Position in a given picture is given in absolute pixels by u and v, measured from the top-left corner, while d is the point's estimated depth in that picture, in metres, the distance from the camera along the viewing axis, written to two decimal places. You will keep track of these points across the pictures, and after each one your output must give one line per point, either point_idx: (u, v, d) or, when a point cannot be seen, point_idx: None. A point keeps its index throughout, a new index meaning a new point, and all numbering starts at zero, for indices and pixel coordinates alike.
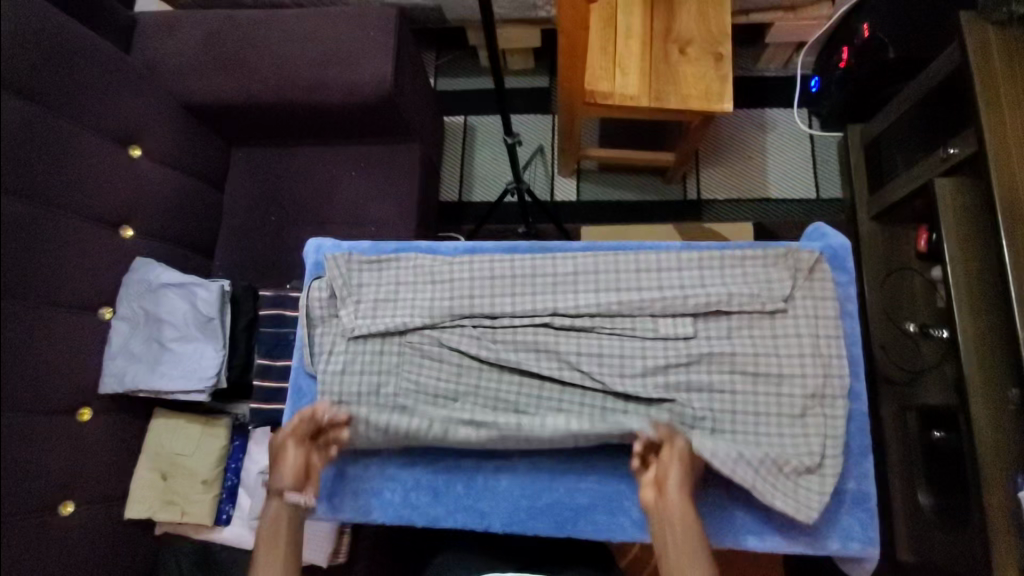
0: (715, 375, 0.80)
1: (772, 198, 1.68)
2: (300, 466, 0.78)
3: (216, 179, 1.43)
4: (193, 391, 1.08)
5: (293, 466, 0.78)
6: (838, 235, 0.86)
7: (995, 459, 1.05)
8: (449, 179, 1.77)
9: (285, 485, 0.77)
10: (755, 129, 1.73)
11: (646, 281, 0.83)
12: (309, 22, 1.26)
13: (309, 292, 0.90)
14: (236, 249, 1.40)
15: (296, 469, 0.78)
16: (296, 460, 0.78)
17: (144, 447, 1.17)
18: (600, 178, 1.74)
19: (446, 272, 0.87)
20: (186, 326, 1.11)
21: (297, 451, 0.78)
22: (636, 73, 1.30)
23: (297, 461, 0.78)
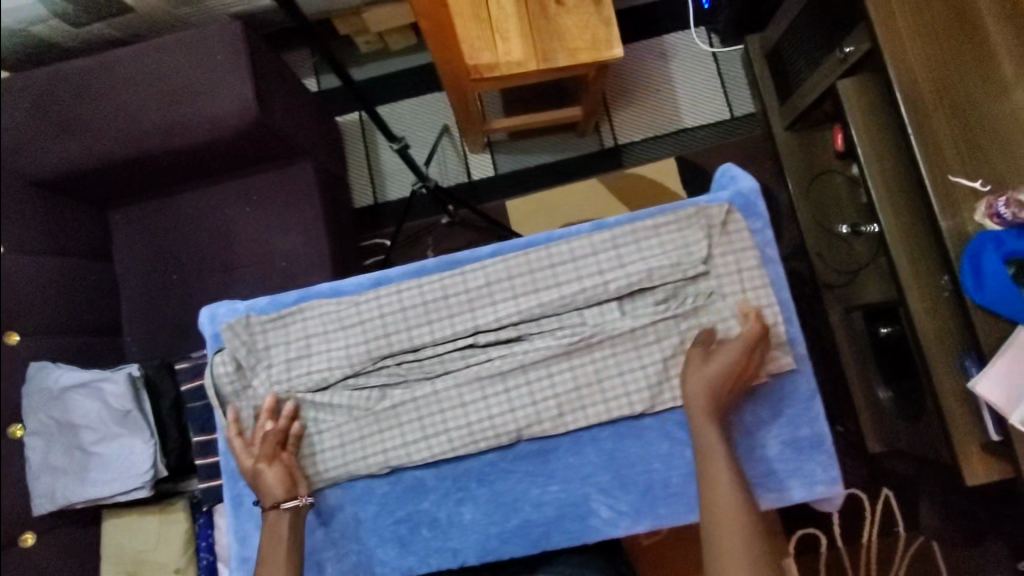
0: (653, 355, 0.79)
1: (688, 127, 1.64)
2: (277, 472, 0.77)
3: (101, 250, 1.31)
4: (134, 489, 1.02)
5: (272, 476, 0.77)
6: (747, 178, 0.86)
7: (943, 347, 1.07)
8: (357, 184, 1.67)
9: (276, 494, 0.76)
10: (656, 60, 1.66)
11: (562, 275, 0.82)
12: (148, 58, 1.13)
13: (213, 368, 0.83)
14: (144, 318, 1.30)
15: (275, 476, 0.77)
16: (272, 469, 0.77)
17: (103, 553, 1.11)
18: (513, 147, 1.66)
19: (355, 314, 0.83)
20: (105, 425, 1.03)
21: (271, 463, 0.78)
22: (518, 36, 1.21)
23: (273, 467, 0.78)
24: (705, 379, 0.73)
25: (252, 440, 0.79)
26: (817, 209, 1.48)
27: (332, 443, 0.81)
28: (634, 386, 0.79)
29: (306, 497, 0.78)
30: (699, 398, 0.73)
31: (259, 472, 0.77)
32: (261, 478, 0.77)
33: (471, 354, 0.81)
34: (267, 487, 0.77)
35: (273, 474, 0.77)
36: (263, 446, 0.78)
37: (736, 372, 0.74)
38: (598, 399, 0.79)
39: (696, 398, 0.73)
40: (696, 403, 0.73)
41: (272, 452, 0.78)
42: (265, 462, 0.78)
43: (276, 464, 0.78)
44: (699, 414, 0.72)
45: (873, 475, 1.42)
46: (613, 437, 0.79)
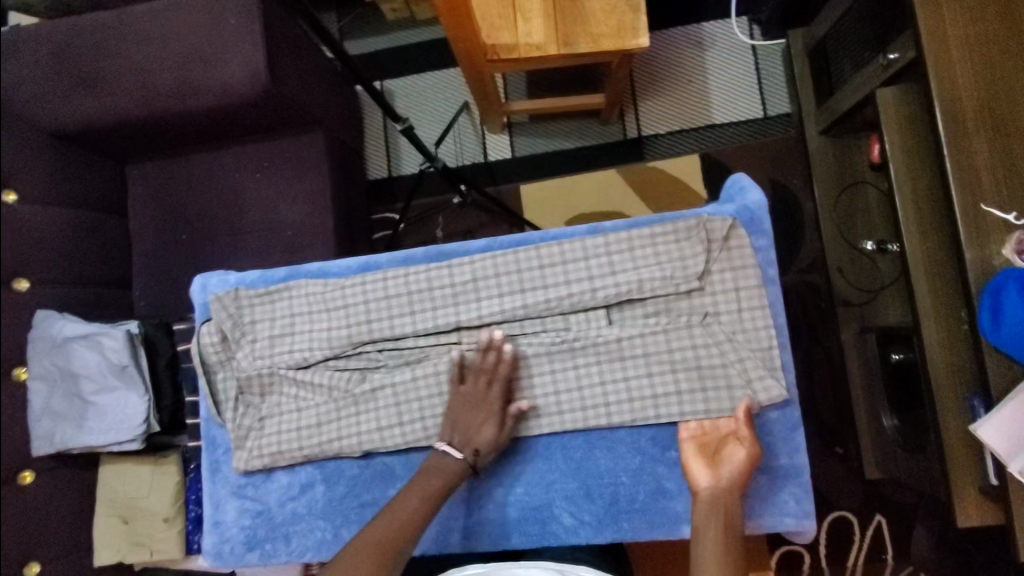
0: (634, 366, 0.79)
1: (718, 122, 1.56)
2: (487, 432, 0.76)
3: (115, 204, 1.34)
4: (125, 442, 1.06)
5: (479, 431, 0.76)
6: (756, 192, 0.82)
7: (951, 383, 1.03)
8: (374, 155, 1.65)
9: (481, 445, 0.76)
10: (691, 48, 1.57)
11: (551, 278, 0.80)
12: (165, 16, 1.13)
13: (199, 336, 0.84)
14: (151, 275, 1.33)
15: (484, 434, 0.76)
16: (490, 424, 0.76)
17: (99, 496, 1.17)
18: (534, 129, 1.62)
19: (340, 297, 0.83)
20: (103, 376, 1.06)
21: (497, 414, 0.77)
22: (540, 16, 1.16)
23: (489, 424, 0.77)
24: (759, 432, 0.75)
25: (484, 382, 0.77)
26: (843, 222, 1.41)
27: (307, 423, 0.81)
28: (612, 395, 0.79)
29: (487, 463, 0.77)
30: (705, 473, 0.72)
31: (470, 415, 0.77)
32: (457, 420, 0.77)
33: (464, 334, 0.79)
34: (463, 434, 0.76)
35: (485, 429, 0.76)
36: (489, 401, 0.77)
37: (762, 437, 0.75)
38: (575, 405, 0.79)
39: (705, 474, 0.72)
40: (708, 476, 0.71)
41: (496, 415, 0.77)
42: (482, 417, 0.76)
43: (493, 424, 0.76)
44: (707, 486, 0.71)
45: (869, 499, 1.37)
46: (583, 447, 0.79)
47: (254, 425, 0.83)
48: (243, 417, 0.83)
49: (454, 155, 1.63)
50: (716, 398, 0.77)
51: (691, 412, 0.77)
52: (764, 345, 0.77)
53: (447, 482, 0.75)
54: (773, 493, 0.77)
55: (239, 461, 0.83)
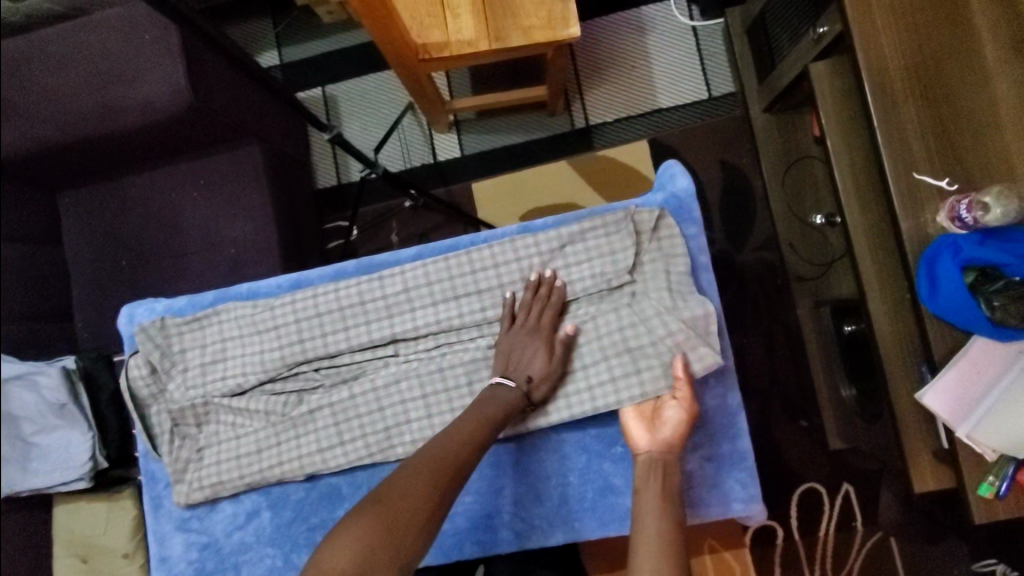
0: (572, 365, 0.78)
1: (664, 106, 1.55)
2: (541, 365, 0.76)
3: (49, 235, 1.29)
4: (71, 481, 1.02)
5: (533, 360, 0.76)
6: (683, 180, 0.82)
7: (898, 352, 1.04)
8: (322, 164, 1.62)
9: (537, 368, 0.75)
10: (632, 33, 1.56)
11: (484, 282, 0.80)
12: (79, 37, 1.08)
13: (127, 370, 0.81)
14: (94, 305, 1.29)
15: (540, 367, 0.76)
16: (541, 353, 0.76)
17: (55, 537, 1.14)
18: (481, 125, 1.60)
19: (270, 318, 0.81)
20: (43, 417, 1.03)
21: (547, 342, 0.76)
22: (469, 12, 1.14)
23: (540, 354, 0.76)
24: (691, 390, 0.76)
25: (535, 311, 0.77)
26: (792, 197, 1.42)
27: (246, 449, 0.79)
28: (553, 396, 0.78)
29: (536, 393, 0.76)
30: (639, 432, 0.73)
31: (522, 345, 0.77)
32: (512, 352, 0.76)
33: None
34: (515, 365, 0.76)
35: (539, 360, 0.76)
36: (540, 328, 0.77)
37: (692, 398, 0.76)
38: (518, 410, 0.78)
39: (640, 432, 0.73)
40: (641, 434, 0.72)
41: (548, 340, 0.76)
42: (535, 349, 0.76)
43: (544, 353, 0.76)
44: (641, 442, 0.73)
45: (835, 469, 1.38)
46: (531, 450, 0.79)
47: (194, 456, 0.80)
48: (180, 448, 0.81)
49: (403, 157, 1.60)
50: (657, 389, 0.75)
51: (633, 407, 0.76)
52: (702, 332, 0.76)
53: (505, 411, 0.73)
54: (722, 481, 0.78)
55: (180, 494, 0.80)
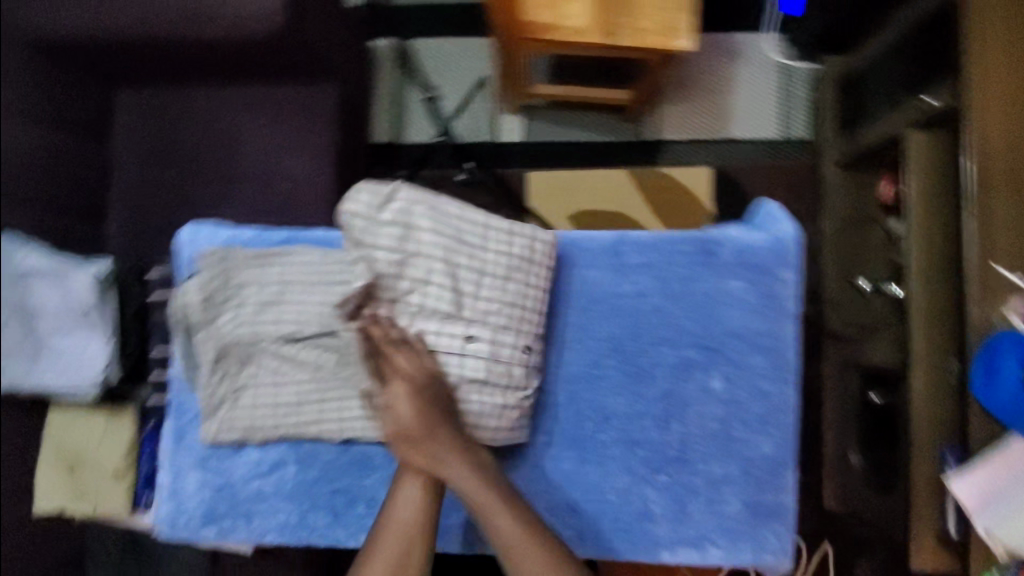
0: (634, 386, 0.76)
1: (735, 138, 1.53)
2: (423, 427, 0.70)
3: (97, 130, 1.24)
4: (77, 387, 0.98)
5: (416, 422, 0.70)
6: (787, 222, 0.77)
7: (929, 433, 1.05)
8: (380, 116, 1.57)
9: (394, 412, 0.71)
10: (721, 58, 1.53)
11: (564, 283, 0.78)
12: None
13: (182, 292, 0.78)
14: (134, 212, 1.25)
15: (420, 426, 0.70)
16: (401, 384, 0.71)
17: (44, 442, 1.09)
18: (550, 116, 1.56)
19: (340, 271, 0.78)
20: (62, 316, 0.98)
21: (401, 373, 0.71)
22: (586, 0, 1.11)
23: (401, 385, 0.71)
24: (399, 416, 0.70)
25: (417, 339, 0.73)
26: (845, 257, 1.41)
27: (286, 399, 0.77)
28: (610, 411, 0.76)
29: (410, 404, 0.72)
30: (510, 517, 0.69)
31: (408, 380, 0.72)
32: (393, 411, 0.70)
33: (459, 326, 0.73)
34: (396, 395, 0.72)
35: (439, 423, 0.70)
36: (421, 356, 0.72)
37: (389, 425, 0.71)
38: (573, 416, 0.77)
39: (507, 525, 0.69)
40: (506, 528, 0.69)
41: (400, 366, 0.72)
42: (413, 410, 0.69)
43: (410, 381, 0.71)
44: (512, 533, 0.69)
45: (826, 530, 1.39)
46: (574, 459, 0.76)
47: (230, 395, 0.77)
48: (214, 384, 0.77)
49: (465, 131, 1.56)
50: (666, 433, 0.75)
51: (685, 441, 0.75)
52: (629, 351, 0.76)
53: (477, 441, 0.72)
54: (759, 533, 0.75)
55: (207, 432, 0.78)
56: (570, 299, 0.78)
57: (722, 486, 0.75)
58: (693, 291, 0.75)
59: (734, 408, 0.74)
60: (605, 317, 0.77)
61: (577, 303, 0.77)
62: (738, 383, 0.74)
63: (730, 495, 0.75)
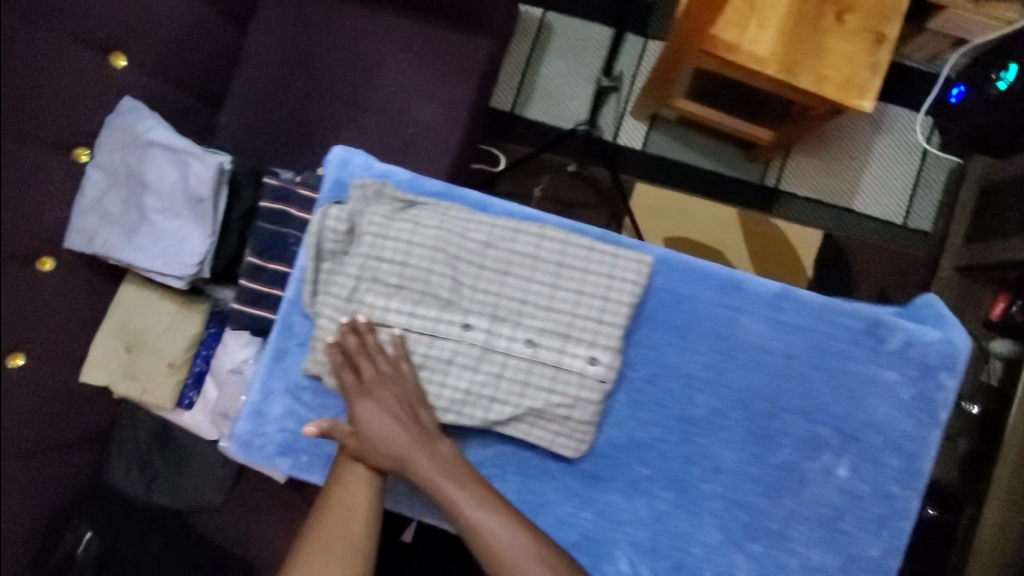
0: (756, 447, 0.71)
1: (856, 210, 1.47)
2: (400, 432, 0.67)
3: (237, 18, 1.19)
4: (170, 276, 0.95)
5: (393, 427, 0.67)
6: (959, 329, 0.73)
7: (988, 567, 1.02)
8: (504, 84, 1.51)
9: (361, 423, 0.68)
10: (867, 125, 1.47)
11: (715, 320, 0.71)
12: None
13: (325, 214, 0.74)
14: (252, 111, 1.20)
15: (396, 433, 0.67)
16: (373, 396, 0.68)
17: (108, 314, 1.05)
18: (675, 133, 1.50)
19: (485, 237, 0.71)
20: (173, 200, 0.95)
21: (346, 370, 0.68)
22: (775, 30, 1.04)
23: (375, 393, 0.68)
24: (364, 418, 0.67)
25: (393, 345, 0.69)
26: None
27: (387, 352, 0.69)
28: (726, 465, 0.71)
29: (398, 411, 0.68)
30: (497, 529, 0.65)
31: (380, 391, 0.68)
32: (361, 413, 0.68)
33: (592, 333, 0.69)
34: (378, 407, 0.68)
35: (395, 430, 0.67)
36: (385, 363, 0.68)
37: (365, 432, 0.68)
38: (685, 458, 0.71)
39: (501, 538, 0.64)
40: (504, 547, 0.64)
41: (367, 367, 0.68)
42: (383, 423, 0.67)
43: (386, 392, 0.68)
44: (506, 547, 0.64)
45: None
46: (672, 502, 0.71)
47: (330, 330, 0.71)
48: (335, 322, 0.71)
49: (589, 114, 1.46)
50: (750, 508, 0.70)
51: (792, 516, 0.71)
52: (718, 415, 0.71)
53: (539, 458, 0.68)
54: None
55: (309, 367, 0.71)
56: (712, 338, 0.71)
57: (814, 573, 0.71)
58: (848, 370, 0.70)
59: (856, 501, 0.70)
60: (746, 368, 0.71)
61: (720, 345, 0.71)
62: (865, 475, 0.70)
63: None
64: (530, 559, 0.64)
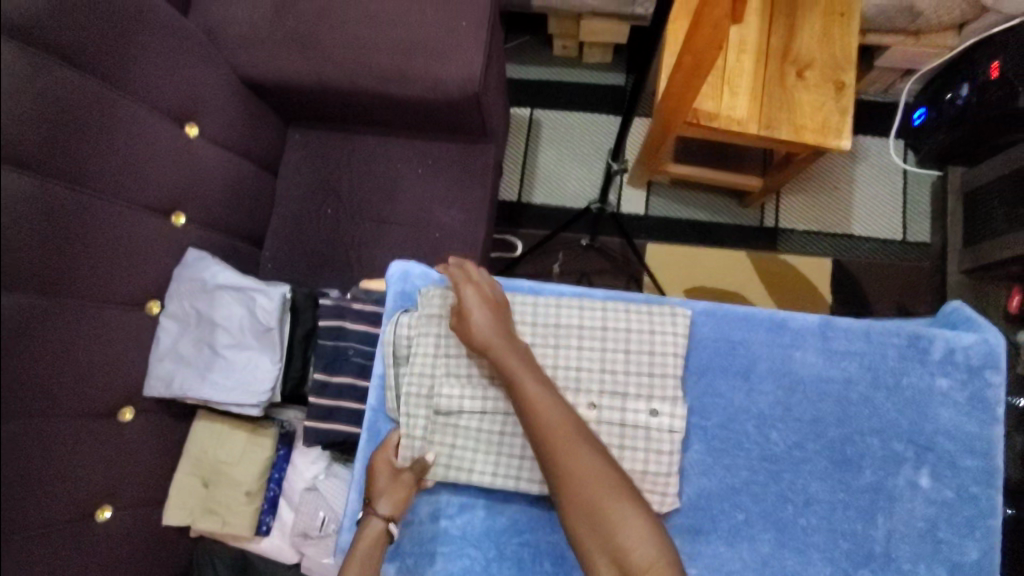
0: (836, 475, 0.77)
1: (855, 233, 1.56)
2: (494, 323, 0.72)
3: (271, 164, 1.31)
4: (247, 405, 1.02)
5: (484, 317, 0.72)
6: (988, 325, 0.80)
7: None
8: (507, 177, 1.63)
9: (472, 308, 0.72)
10: (844, 157, 1.59)
11: (771, 358, 0.79)
12: (391, 2, 1.14)
13: (397, 323, 0.83)
14: (288, 241, 1.29)
15: (490, 325, 0.72)
16: (477, 296, 0.73)
17: (185, 452, 1.10)
18: (672, 192, 1.60)
19: (552, 315, 0.79)
20: (242, 333, 1.04)
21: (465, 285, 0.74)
22: (747, 95, 1.17)
23: (475, 294, 0.74)
24: (472, 298, 0.73)
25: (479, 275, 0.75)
26: None
27: (485, 440, 0.77)
28: (812, 496, 0.76)
29: (498, 309, 0.74)
30: (539, 391, 0.66)
31: (478, 296, 0.74)
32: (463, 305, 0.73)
33: (665, 389, 0.76)
34: (477, 300, 0.73)
35: (489, 320, 0.72)
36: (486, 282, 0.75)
37: (486, 302, 0.73)
38: (772, 493, 0.77)
39: (543, 402, 0.65)
40: (541, 412, 0.65)
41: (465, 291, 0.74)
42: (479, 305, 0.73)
43: (482, 297, 0.74)
44: (551, 421, 0.64)
45: None
46: (773, 543, 0.76)
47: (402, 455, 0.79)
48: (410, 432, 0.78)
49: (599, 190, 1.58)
50: (844, 503, 0.76)
51: (885, 536, 0.75)
52: (795, 445, 0.77)
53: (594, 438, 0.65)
54: None
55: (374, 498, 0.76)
56: (774, 376, 0.79)
57: None
58: (902, 385, 0.78)
59: (945, 508, 0.76)
60: (809, 399, 0.78)
61: (782, 382, 0.79)
62: (946, 482, 0.76)
63: None
64: (564, 429, 0.63)
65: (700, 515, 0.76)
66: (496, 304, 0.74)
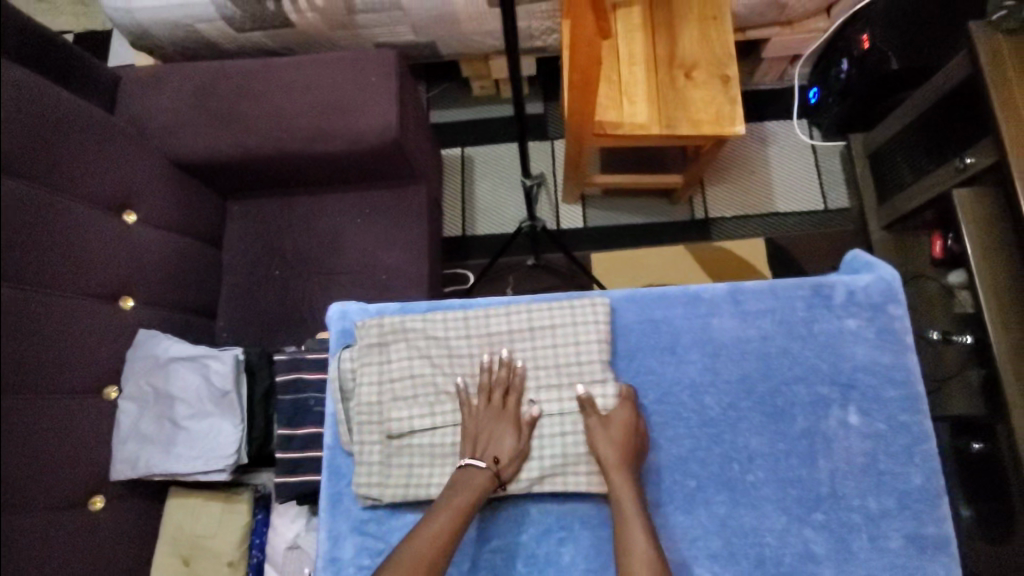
0: (771, 426, 0.81)
1: (779, 211, 1.65)
2: (621, 451, 0.75)
3: (215, 239, 1.36)
4: (214, 471, 1.03)
5: (611, 453, 0.75)
6: (883, 265, 0.87)
7: None
8: (449, 214, 1.70)
9: (611, 432, 0.76)
10: (756, 143, 1.70)
11: (692, 328, 0.85)
12: (304, 70, 1.22)
13: (340, 359, 0.87)
14: (242, 309, 1.33)
15: (615, 453, 0.75)
16: (623, 414, 0.77)
17: (162, 534, 1.09)
18: (606, 203, 1.69)
19: (482, 324, 0.85)
20: (199, 402, 1.06)
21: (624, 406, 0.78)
22: (644, 100, 1.27)
23: (622, 412, 0.78)
24: (620, 417, 0.77)
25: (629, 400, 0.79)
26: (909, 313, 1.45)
27: (438, 453, 0.81)
28: (754, 451, 0.80)
29: (640, 437, 0.78)
30: (644, 544, 0.70)
31: (615, 419, 0.77)
32: (609, 426, 0.76)
33: (596, 374, 0.81)
34: (622, 423, 0.77)
35: (615, 448, 0.75)
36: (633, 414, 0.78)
37: (634, 427, 0.77)
38: (718, 455, 0.80)
39: (638, 556, 0.69)
40: (638, 566, 0.68)
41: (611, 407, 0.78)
42: (618, 438, 0.75)
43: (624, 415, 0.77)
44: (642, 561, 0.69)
45: None
46: (728, 503, 0.79)
47: (515, 476, 0.78)
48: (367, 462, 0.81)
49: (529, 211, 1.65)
50: (784, 452, 0.80)
51: (830, 477, 0.79)
52: (727, 405, 0.82)
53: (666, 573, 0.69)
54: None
55: (497, 446, 0.77)
56: (699, 346, 0.84)
57: (869, 517, 0.78)
58: (816, 332, 0.83)
59: (880, 440, 0.80)
60: (733, 359, 0.83)
61: (706, 349, 0.84)
62: (874, 415, 0.81)
63: (889, 528, 0.77)
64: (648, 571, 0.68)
65: (658, 489, 0.80)
66: (635, 430, 0.77)
